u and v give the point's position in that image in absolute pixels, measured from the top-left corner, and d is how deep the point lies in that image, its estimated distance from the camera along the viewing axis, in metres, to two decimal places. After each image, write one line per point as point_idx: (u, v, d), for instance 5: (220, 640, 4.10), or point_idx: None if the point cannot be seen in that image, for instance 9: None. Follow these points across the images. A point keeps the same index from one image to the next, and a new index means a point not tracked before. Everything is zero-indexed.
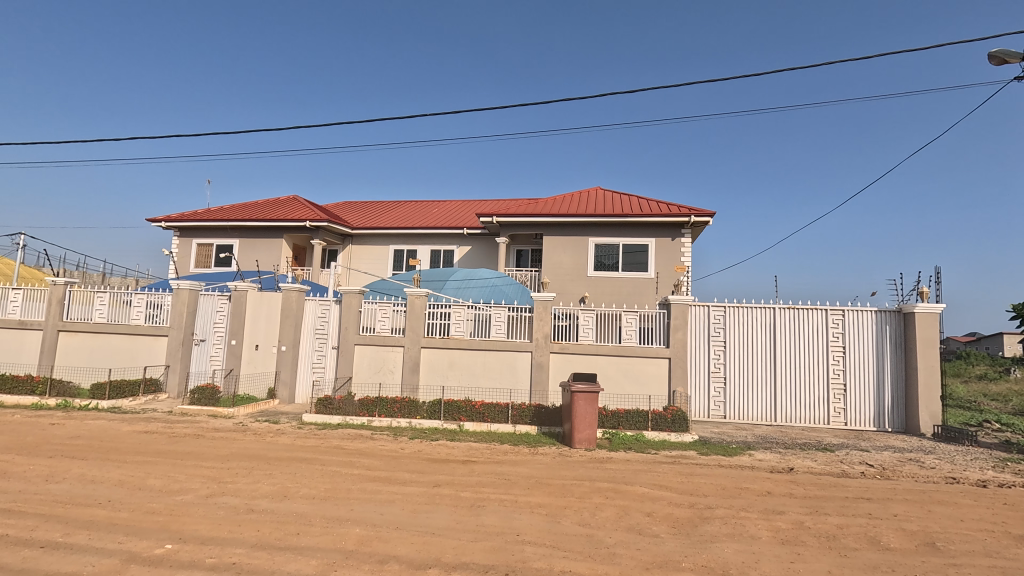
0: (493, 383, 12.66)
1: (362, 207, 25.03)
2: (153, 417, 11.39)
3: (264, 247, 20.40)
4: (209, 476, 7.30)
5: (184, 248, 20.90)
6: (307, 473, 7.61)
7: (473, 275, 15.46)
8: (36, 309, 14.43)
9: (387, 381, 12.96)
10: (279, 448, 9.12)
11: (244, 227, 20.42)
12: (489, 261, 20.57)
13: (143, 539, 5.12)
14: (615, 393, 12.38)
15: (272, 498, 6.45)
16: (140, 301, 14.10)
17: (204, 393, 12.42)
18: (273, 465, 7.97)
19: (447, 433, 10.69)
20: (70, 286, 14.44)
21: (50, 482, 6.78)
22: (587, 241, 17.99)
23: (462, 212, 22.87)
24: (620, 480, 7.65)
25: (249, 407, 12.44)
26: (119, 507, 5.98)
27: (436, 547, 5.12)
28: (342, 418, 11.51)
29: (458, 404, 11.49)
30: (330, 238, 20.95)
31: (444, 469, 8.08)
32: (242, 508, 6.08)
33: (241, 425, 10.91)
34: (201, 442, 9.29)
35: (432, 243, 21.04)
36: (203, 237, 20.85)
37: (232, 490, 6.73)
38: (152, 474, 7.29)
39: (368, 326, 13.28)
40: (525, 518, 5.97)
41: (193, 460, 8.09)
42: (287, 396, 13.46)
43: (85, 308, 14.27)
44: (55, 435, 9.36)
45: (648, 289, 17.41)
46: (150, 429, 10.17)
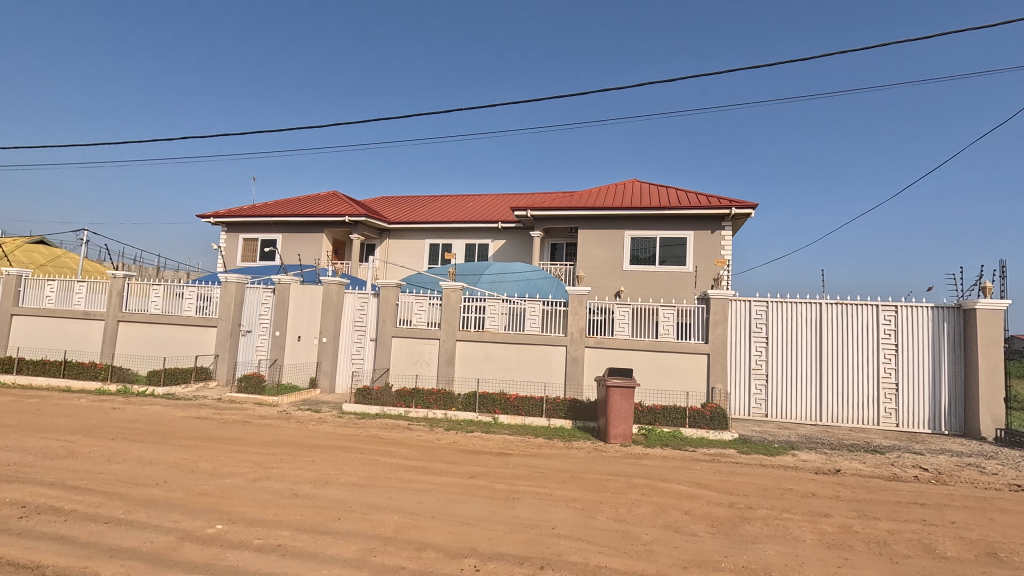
0: (528, 377, 12.67)
1: (399, 202, 25.47)
2: (204, 404, 12.01)
3: (306, 241, 21.01)
4: (255, 461, 7.60)
5: (230, 244, 21.78)
6: (346, 461, 7.82)
7: (508, 269, 15.52)
8: (98, 300, 15.33)
9: (423, 372, 13.17)
10: (320, 436, 9.44)
11: (287, 222, 21.06)
12: (523, 255, 20.57)
13: (195, 519, 5.39)
14: (652, 389, 12.20)
15: (314, 484, 6.68)
16: (191, 293, 14.80)
17: (250, 381, 12.98)
18: (314, 452, 8.23)
19: (482, 426, 10.78)
20: (128, 279, 15.29)
21: (112, 462, 7.22)
22: (623, 234, 17.72)
23: (496, 206, 22.90)
24: (656, 476, 7.53)
25: (292, 396, 12.89)
26: (174, 487, 6.33)
27: (471, 536, 5.19)
28: (380, 409, 11.79)
29: (493, 397, 11.57)
30: (367, 232, 21.42)
31: (479, 460, 8.16)
32: (286, 493, 6.33)
33: (286, 413, 11.33)
34: (247, 429, 9.69)
35: (467, 237, 21.18)
36: (248, 232, 21.64)
37: (277, 475, 7.00)
38: (203, 458, 7.66)
39: (405, 319, 13.53)
40: (559, 512, 5.97)
41: (240, 446, 8.45)
42: (328, 386, 13.87)
43: (141, 300, 15.08)
44: (115, 419, 9.93)
45: (686, 283, 17.02)
46: (202, 415, 10.71)
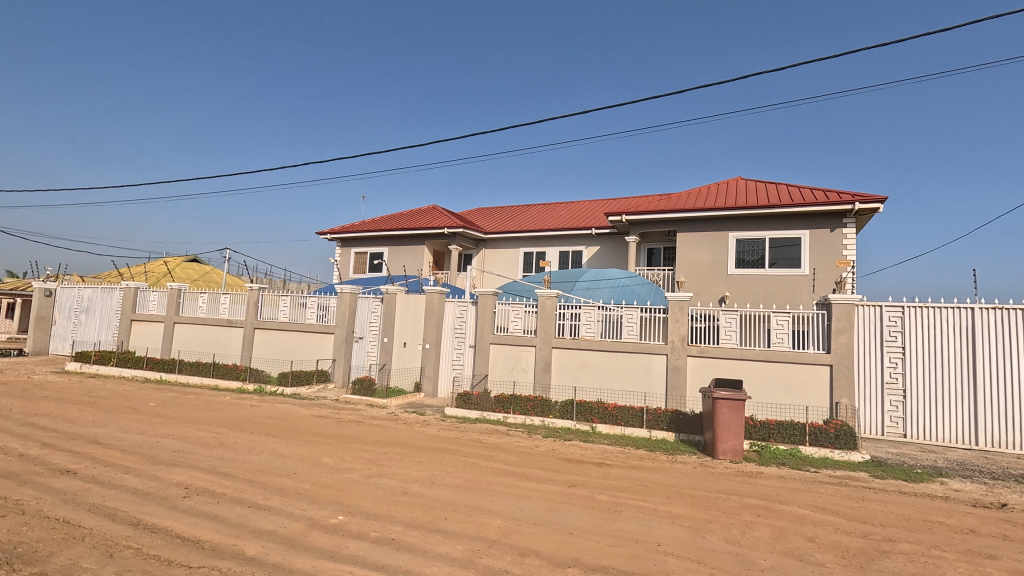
0: (627, 386, 12.32)
1: (494, 212, 26.20)
2: (325, 404, 13.18)
3: (409, 253, 22.32)
4: (369, 458, 8.18)
5: (344, 257, 23.77)
6: (450, 463, 8.13)
7: (603, 276, 15.30)
8: (238, 310, 17.49)
9: (520, 379, 13.35)
10: (426, 437, 9.92)
11: (392, 235, 22.54)
12: (619, 261, 20.14)
13: (321, 509, 5.92)
14: (765, 402, 11.29)
15: (422, 483, 7.03)
16: (313, 302, 16.37)
17: (363, 384, 14.04)
18: (421, 453, 8.66)
19: (580, 435, 10.67)
20: (262, 290, 17.28)
21: (252, 453, 8.17)
22: (727, 236, 16.68)
23: (590, 212, 22.70)
24: (773, 498, 6.93)
25: (399, 399, 13.71)
26: (303, 479, 7.00)
27: (574, 546, 5.14)
28: (479, 413, 12.14)
29: (591, 405, 11.42)
30: (465, 243, 22.26)
31: (579, 469, 8.07)
32: (397, 490, 6.73)
33: (394, 415, 12.08)
34: (361, 428, 10.46)
35: (561, 244, 21.21)
36: (359, 246, 23.48)
37: (389, 472, 7.47)
38: (325, 453, 8.40)
39: (502, 326, 13.83)
40: (665, 528, 5.72)
41: (356, 444, 9.14)
42: (431, 390, 14.56)
43: (272, 309, 16.96)
44: (254, 415, 11.23)
45: (802, 287, 15.57)
46: (323, 414, 11.76)
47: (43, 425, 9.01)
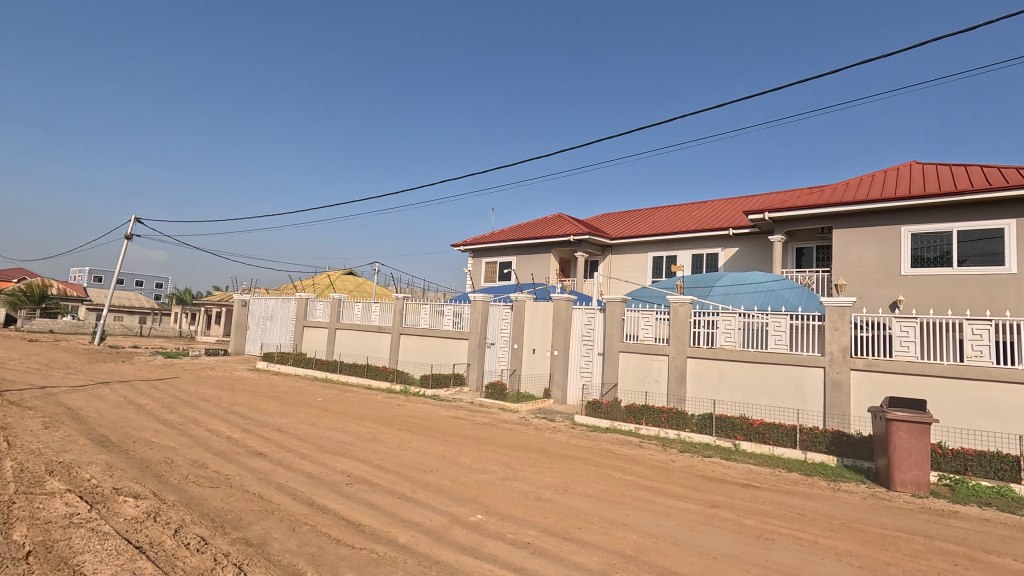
0: (775, 401, 11.14)
1: (620, 217, 25.67)
2: (461, 406, 13.99)
3: (536, 261, 22.80)
4: (504, 461, 8.48)
5: (476, 267, 25.09)
6: (582, 472, 8.08)
7: (744, 280, 14.11)
8: (386, 317, 19.40)
9: (652, 389, 12.82)
10: (557, 444, 10.00)
11: (520, 245, 23.22)
12: (761, 263, 18.42)
13: (461, 506, 6.27)
14: (958, 428, 9.42)
15: (555, 490, 7.08)
16: (449, 310, 17.54)
17: (495, 388, 14.67)
18: (553, 460, 8.75)
19: (721, 452, 9.90)
20: (406, 299, 18.97)
21: (401, 448, 8.96)
22: (899, 231, 14.33)
23: (726, 212, 21.12)
24: (975, 545, 5.73)
25: (530, 404, 14.03)
26: (445, 476, 7.49)
27: (719, 573, 4.77)
28: (610, 423, 11.90)
29: (733, 421, 10.54)
30: (591, 249, 22.11)
31: (721, 489, 7.50)
32: (531, 494, 6.87)
33: (525, 420, 12.38)
34: (495, 431, 10.90)
35: (694, 247, 20.03)
36: (489, 256, 24.59)
37: (522, 476, 7.67)
38: (464, 453, 8.89)
39: (632, 334, 13.45)
40: (829, 565, 5.04)
41: (491, 446, 9.54)
42: (560, 397, 14.66)
43: (414, 317, 18.50)
44: (401, 413, 12.32)
45: (1008, 289, 12.73)
46: (460, 416, 12.48)
47: (243, 414, 10.87)
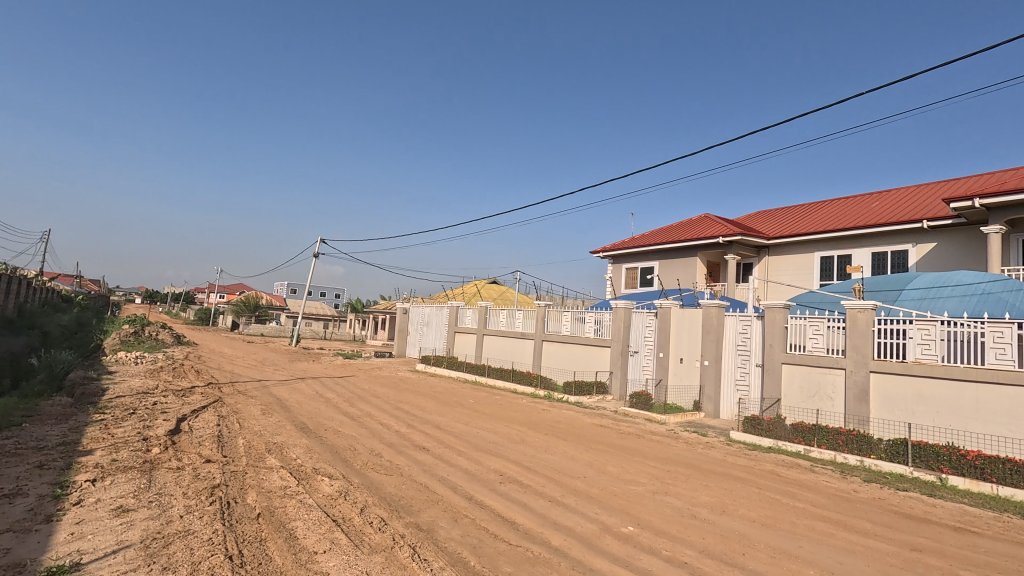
0: (998, 430, 9.02)
1: (779, 214, 23.19)
2: (605, 414, 13.83)
3: (681, 266, 21.64)
4: (654, 474, 8.17)
5: (616, 273, 24.67)
6: (742, 494, 7.43)
7: (947, 281, 11.73)
8: (529, 324, 20.05)
9: (825, 408, 11.30)
10: (711, 460, 9.34)
11: (663, 249, 22.29)
12: (971, 260, 15.17)
13: (612, 516, 6.19)
14: None
15: (712, 510, 6.62)
16: (591, 317, 17.50)
17: (640, 398, 14.26)
18: (707, 477, 8.20)
19: (922, 486, 8.31)
20: (547, 307, 19.42)
21: (549, 452, 9.15)
22: None
23: (918, 200, 17.82)
24: None
25: (678, 416, 13.32)
26: (593, 484, 7.46)
27: None
28: (773, 442, 10.77)
29: (937, 450, 8.82)
30: (744, 251, 20.33)
31: (924, 530, 6.30)
32: (686, 512, 6.51)
33: (674, 432, 11.79)
34: (642, 442, 10.56)
35: (875, 244, 17.25)
36: (630, 261, 24.01)
37: (675, 492, 7.31)
38: (611, 462, 8.77)
39: (798, 344, 12.04)
40: None
41: (639, 457, 9.26)
42: (712, 410, 13.67)
43: (556, 324, 18.82)
44: (547, 418, 12.60)
45: None
46: (604, 424, 12.35)
47: (408, 410, 12.10)
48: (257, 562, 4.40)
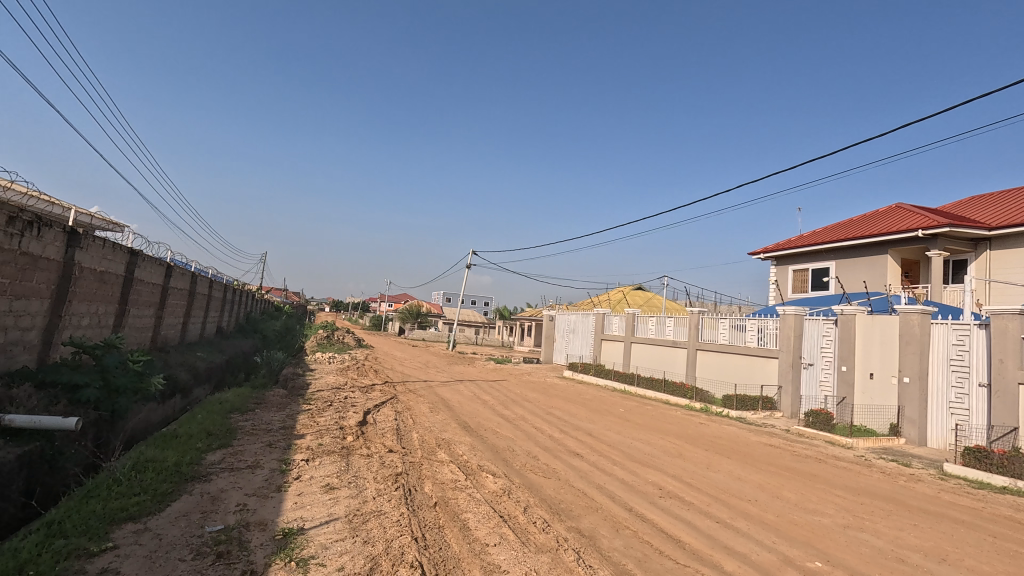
0: None
1: (1004, 199, 18.74)
2: (774, 432, 12.48)
3: (865, 265, 18.66)
4: (842, 505, 7.12)
5: (782, 276, 22.19)
6: (969, 541, 6.09)
7: None
8: (682, 332, 19.00)
9: None
10: (919, 496, 7.84)
11: (841, 247, 19.44)
12: None
13: (794, 547, 5.53)
14: None
15: (927, 556, 5.53)
16: (753, 325, 15.98)
17: (818, 417, 12.62)
18: (916, 516, 6.89)
19: None
20: (702, 314, 18.22)
21: (711, 470, 8.54)
22: None
23: None
24: None
25: (869, 441, 11.46)
26: (767, 509, 6.76)
27: None
28: (1010, 483, 8.58)
29: None
30: (954, 246, 16.80)
31: None
32: (890, 554, 5.54)
33: (864, 459, 10.16)
34: (824, 467, 9.29)
35: None
36: (798, 263, 21.42)
37: (873, 529, 6.26)
38: (787, 487, 7.86)
39: None
40: None
41: (822, 484, 8.15)
42: (917, 437, 11.47)
43: (712, 332, 17.55)
44: (706, 433, 11.79)
45: None
46: (774, 443, 11.14)
47: (559, 416, 12.29)
48: (437, 546, 4.83)
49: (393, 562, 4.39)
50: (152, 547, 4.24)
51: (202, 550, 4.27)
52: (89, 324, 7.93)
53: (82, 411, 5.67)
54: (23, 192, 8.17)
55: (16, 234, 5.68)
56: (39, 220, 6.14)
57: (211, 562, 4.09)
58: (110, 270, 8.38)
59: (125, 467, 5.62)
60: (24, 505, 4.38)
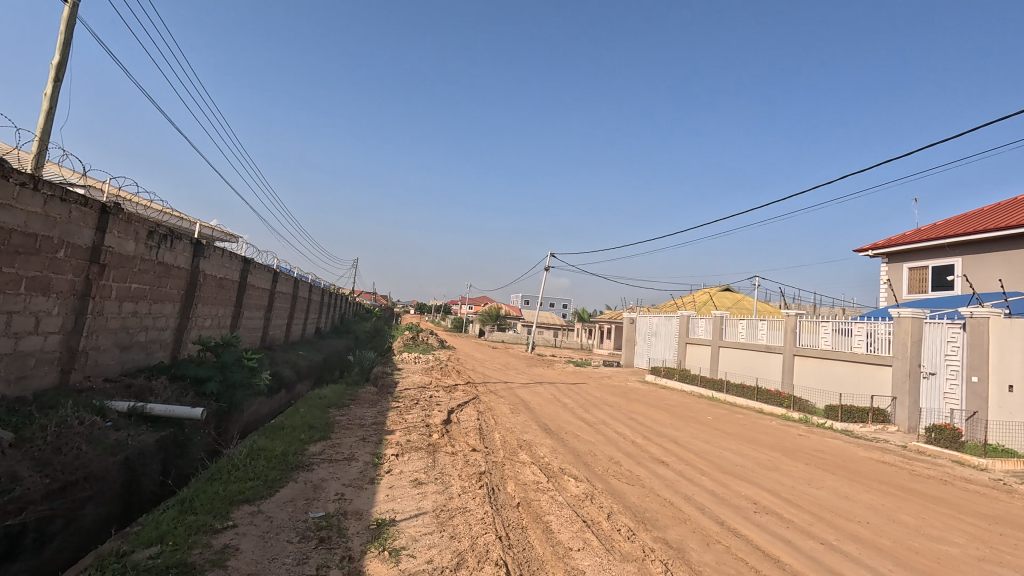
0: None
1: None
2: (888, 448, 11.25)
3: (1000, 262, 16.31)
4: (975, 534, 6.26)
5: (895, 275, 20.00)
6: None
7: None
8: (776, 336, 17.71)
9: None
10: None
11: (967, 241, 17.15)
12: None
13: None
14: None
15: None
16: (860, 329, 14.53)
17: (943, 433, 11.22)
18: None
19: None
20: (800, 317, 16.86)
21: (813, 486, 7.86)
22: None
23: None
24: None
25: (1009, 463, 9.98)
26: (881, 533, 6.10)
27: None
28: None
29: None
30: None
31: None
32: None
33: (1003, 483, 8.86)
34: (950, 490, 8.21)
35: None
36: (914, 259, 19.21)
37: (1017, 565, 5.43)
38: (904, 509, 7.04)
39: None
40: None
41: (948, 509, 7.22)
42: None
43: (812, 336, 16.19)
44: (805, 445, 10.89)
45: None
46: (888, 460, 10.04)
47: (642, 422, 11.94)
48: (521, 547, 4.88)
49: (479, 559, 4.49)
50: (265, 528, 4.67)
51: (307, 534, 4.63)
52: (211, 325, 8.91)
53: (206, 403, 6.37)
54: (159, 209, 9.37)
55: (156, 246, 6.53)
56: (172, 233, 7.00)
57: (315, 546, 4.42)
58: (228, 277, 9.37)
59: (241, 454, 6.24)
60: (163, 483, 5.00)
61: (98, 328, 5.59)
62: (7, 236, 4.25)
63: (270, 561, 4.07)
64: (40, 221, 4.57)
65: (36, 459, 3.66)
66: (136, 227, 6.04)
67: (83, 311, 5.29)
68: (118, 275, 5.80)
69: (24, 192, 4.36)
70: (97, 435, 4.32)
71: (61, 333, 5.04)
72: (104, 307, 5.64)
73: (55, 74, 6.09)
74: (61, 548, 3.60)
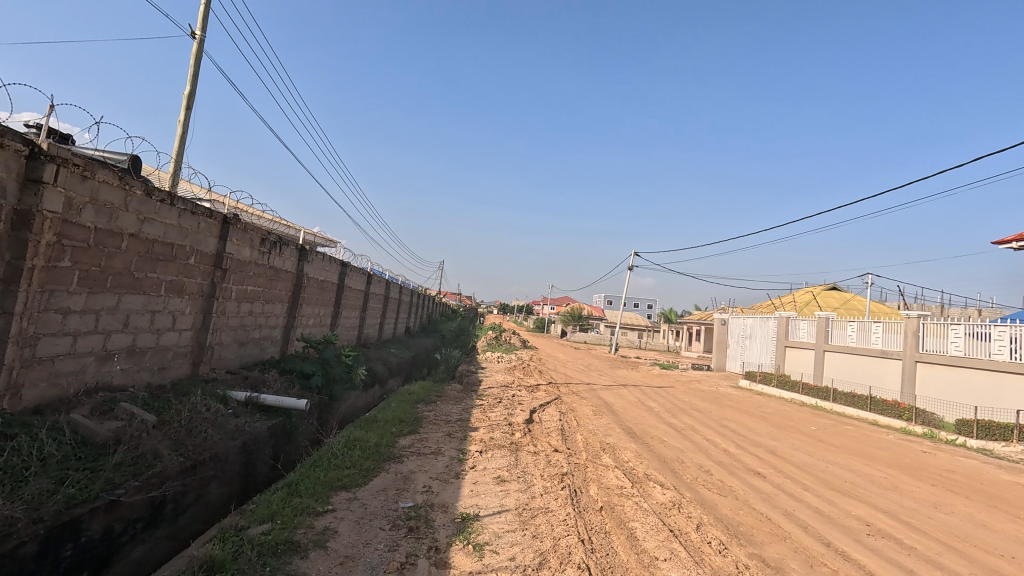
0: None
1: None
2: None
3: None
4: None
5: None
6: None
7: None
8: (893, 340, 15.86)
9: None
10: None
11: None
12: None
13: None
14: None
15: None
16: (1002, 333, 12.60)
17: None
18: None
19: None
20: (923, 319, 14.95)
21: (941, 511, 6.92)
22: None
23: None
24: None
25: None
26: None
27: None
28: None
29: None
30: None
31: None
32: None
33: None
34: None
35: None
36: None
37: None
38: None
39: None
40: None
41: None
42: None
43: (939, 340, 14.29)
44: (931, 463, 9.64)
45: None
46: None
47: (735, 430, 11.21)
48: (604, 552, 4.79)
49: (561, 560, 4.47)
50: (360, 513, 4.99)
51: (397, 523, 4.87)
52: (314, 323, 9.71)
53: (310, 395, 6.95)
54: (271, 218, 10.38)
55: (267, 252, 7.23)
56: (281, 240, 7.72)
57: (404, 534, 4.65)
58: (328, 279, 10.12)
59: (339, 444, 6.72)
60: (274, 466, 5.53)
61: (221, 325, 6.29)
62: (151, 245, 4.90)
63: (365, 545, 4.34)
64: (175, 231, 5.22)
65: (173, 439, 4.20)
66: (251, 235, 6.72)
67: (209, 310, 5.98)
68: (237, 278, 6.49)
69: (164, 207, 5.00)
70: (220, 421, 4.87)
71: (192, 330, 5.74)
72: (226, 306, 6.34)
73: (187, 103, 6.95)
74: (193, 519, 4.11)
